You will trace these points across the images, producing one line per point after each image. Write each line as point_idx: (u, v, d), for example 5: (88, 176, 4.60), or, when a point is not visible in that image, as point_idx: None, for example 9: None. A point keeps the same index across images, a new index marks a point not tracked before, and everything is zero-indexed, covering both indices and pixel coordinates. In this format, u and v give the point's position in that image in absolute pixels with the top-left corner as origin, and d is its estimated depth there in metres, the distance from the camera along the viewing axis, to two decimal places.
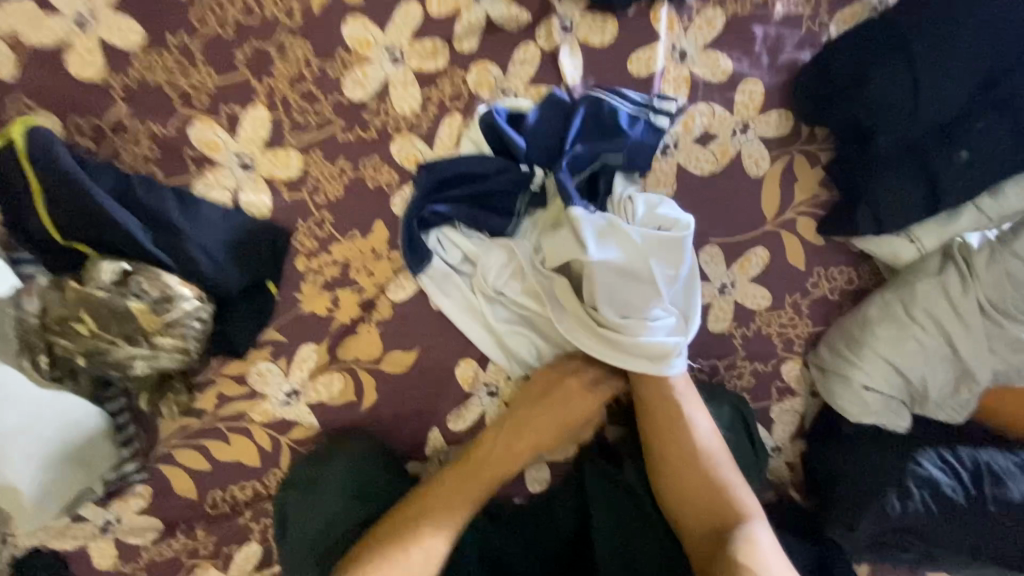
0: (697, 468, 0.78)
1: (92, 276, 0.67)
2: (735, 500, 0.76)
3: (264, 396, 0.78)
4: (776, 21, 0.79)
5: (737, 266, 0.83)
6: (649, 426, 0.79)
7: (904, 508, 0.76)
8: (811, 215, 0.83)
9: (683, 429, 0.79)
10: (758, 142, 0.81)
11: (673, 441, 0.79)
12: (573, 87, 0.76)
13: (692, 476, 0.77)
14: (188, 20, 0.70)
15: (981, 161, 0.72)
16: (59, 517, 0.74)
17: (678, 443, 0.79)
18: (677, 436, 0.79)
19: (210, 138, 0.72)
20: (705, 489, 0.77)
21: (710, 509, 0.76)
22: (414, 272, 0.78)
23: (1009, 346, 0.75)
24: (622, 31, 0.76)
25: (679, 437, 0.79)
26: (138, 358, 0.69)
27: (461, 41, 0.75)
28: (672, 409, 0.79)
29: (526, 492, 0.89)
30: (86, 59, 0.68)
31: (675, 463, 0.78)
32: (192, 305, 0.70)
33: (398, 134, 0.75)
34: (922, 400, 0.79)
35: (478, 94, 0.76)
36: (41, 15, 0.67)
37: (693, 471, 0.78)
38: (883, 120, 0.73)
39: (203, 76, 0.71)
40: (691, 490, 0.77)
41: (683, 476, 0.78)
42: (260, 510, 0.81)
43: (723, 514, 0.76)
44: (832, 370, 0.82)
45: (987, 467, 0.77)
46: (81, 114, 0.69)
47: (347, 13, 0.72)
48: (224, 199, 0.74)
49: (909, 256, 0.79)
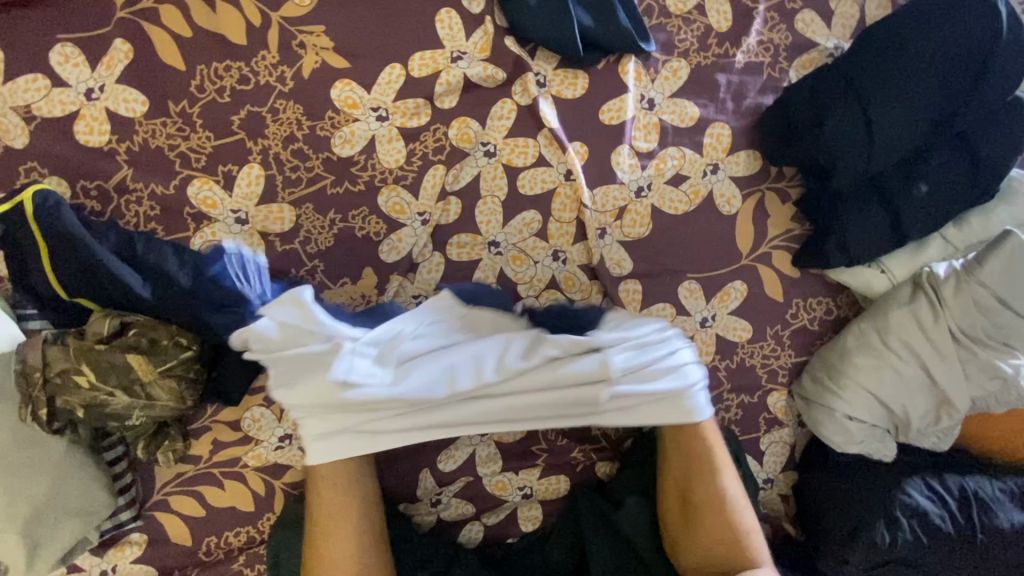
0: (718, 516, 0.79)
1: (92, 330, 0.70)
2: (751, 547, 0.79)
3: (257, 441, 0.81)
4: (738, 69, 0.83)
5: (716, 300, 0.86)
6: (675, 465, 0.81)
7: (893, 539, 0.75)
8: (784, 248, 0.86)
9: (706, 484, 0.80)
10: (729, 182, 0.84)
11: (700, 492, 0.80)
12: (549, 137, 0.81)
13: (718, 523, 0.79)
14: (188, 89, 0.75)
15: (940, 193, 0.76)
16: (54, 568, 0.74)
17: (700, 486, 0.80)
18: (697, 487, 0.80)
19: (208, 195, 0.77)
20: (724, 537, 0.79)
21: (724, 554, 0.79)
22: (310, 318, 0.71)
23: (985, 373, 0.75)
24: (593, 85, 0.81)
25: (701, 486, 0.80)
26: (135, 409, 0.71)
27: (442, 99, 0.80)
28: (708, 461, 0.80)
29: (519, 531, 0.90)
30: (94, 128, 0.74)
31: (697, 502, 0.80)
32: (186, 354, 0.73)
33: (384, 186, 0.80)
34: (904, 427, 0.80)
35: (460, 147, 0.80)
36: (51, 89, 0.72)
37: (714, 519, 0.79)
38: (842, 159, 0.76)
39: (202, 139, 0.76)
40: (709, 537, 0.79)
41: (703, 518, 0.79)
42: (253, 556, 0.84)
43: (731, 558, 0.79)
44: (815, 400, 0.83)
45: (974, 494, 0.76)
46: (88, 178, 0.74)
47: (335, 77, 0.77)
48: (220, 252, 0.78)
49: (882, 287, 0.81)
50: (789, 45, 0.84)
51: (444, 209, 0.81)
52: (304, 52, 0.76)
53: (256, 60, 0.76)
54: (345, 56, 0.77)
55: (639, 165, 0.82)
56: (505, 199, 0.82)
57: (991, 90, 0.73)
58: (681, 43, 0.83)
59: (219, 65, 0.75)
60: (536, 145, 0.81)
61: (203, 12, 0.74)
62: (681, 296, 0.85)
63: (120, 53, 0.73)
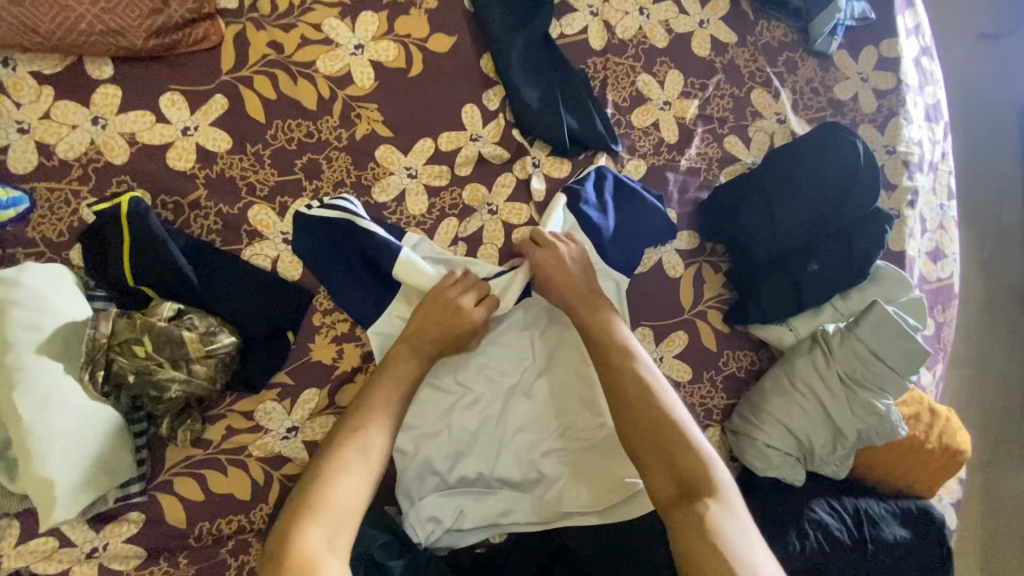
0: (652, 414, 0.83)
1: (155, 312, 0.84)
2: (690, 459, 0.78)
3: (267, 430, 0.92)
4: (682, 170, 1.10)
5: (663, 345, 1.05)
6: (657, 458, 0.80)
7: (803, 545, 0.90)
8: (717, 308, 1.08)
9: (665, 417, 0.82)
10: (674, 252, 1.08)
11: (630, 386, 0.85)
12: (539, 206, 1.04)
13: (658, 446, 0.80)
14: (264, 136, 0.96)
15: (827, 272, 1.03)
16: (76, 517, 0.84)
17: (624, 381, 0.86)
18: (625, 383, 0.86)
19: (264, 218, 0.95)
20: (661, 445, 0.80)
21: (667, 458, 0.79)
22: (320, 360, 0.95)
23: (865, 408, 0.96)
24: (575, 171, 1.07)
25: (634, 386, 0.85)
26: (175, 381, 0.83)
27: (460, 167, 1.03)
28: (673, 437, 0.80)
29: (488, 542, 1.00)
30: (183, 156, 0.93)
31: (655, 444, 0.81)
32: (229, 340, 0.87)
33: (407, 228, 1.00)
34: (811, 456, 0.99)
35: (470, 205, 1.03)
36: (155, 123, 0.92)
37: (668, 449, 0.80)
38: (753, 239, 1.04)
39: (267, 175, 0.96)
40: (669, 439, 0.80)
41: (639, 424, 0.83)
42: (240, 545, 0.90)
43: (688, 472, 0.77)
44: (741, 432, 1.01)
45: (864, 512, 0.95)
46: (169, 193, 0.92)
47: (380, 141, 1.00)
48: (264, 263, 0.94)
49: (789, 340, 1.05)
50: (720, 157, 1.12)
51: (452, 251, 1.01)
52: (359, 121, 1.00)
53: (321, 123, 0.98)
54: (390, 128, 1.01)
55: None
56: (502, 247, 1.03)
57: (857, 201, 1.02)
58: (641, 147, 1.10)
59: (292, 122, 0.97)
60: (528, 209, 1.04)
61: (287, 83, 0.97)
62: (636, 339, 1.04)
63: (216, 105, 0.95)
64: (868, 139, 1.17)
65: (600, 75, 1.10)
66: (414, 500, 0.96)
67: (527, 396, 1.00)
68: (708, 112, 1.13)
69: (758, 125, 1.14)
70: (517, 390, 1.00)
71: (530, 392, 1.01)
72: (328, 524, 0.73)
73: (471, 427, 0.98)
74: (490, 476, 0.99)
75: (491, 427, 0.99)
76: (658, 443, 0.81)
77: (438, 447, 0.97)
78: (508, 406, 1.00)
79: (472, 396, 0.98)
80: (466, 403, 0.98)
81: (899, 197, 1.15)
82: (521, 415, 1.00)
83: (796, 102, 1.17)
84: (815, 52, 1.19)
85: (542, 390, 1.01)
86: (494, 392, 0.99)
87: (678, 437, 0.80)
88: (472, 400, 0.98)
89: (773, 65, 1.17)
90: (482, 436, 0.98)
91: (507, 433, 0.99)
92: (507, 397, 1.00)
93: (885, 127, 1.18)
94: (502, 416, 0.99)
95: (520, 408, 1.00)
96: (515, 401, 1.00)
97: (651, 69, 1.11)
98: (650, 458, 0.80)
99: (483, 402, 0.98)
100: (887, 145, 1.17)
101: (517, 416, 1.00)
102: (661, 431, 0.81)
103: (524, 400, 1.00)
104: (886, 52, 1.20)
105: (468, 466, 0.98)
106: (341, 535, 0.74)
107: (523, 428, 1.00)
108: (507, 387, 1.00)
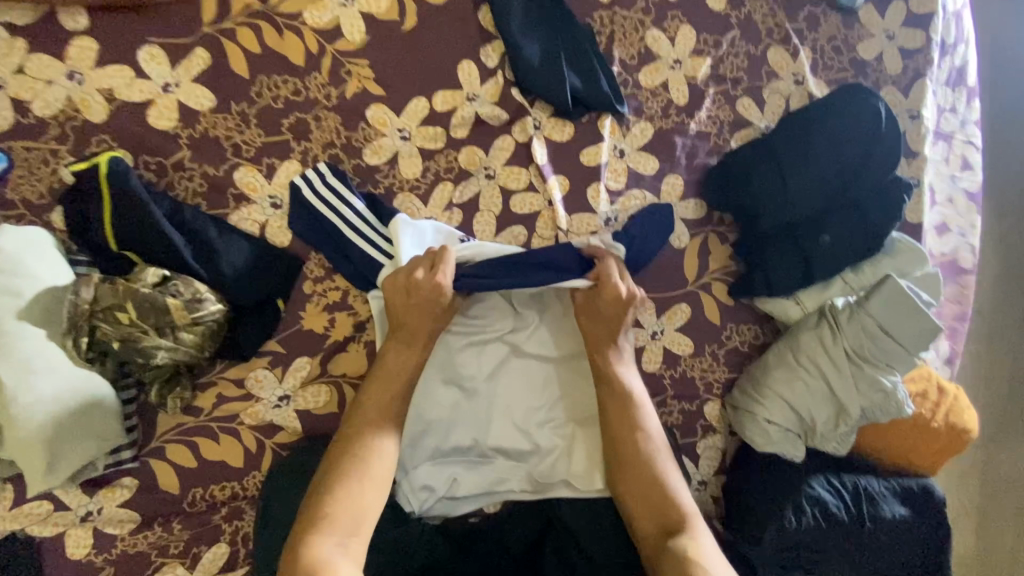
0: (646, 469, 0.88)
1: (139, 277, 0.82)
2: (674, 503, 0.86)
3: (258, 399, 0.90)
4: (691, 135, 1.05)
5: (665, 317, 1.02)
6: (638, 500, 0.87)
7: (797, 520, 0.91)
8: (722, 280, 1.04)
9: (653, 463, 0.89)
10: (679, 222, 1.04)
11: (628, 438, 0.90)
12: (539, 170, 0.99)
13: (644, 488, 0.87)
14: (249, 94, 0.91)
15: (840, 243, 0.98)
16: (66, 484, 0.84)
17: (623, 432, 0.91)
18: (628, 434, 0.90)
19: (251, 181, 0.91)
20: (648, 486, 0.87)
21: (652, 502, 0.86)
22: (312, 328, 0.92)
23: (871, 386, 0.93)
24: (578, 133, 1.01)
25: (631, 431, 0.91)
26: (161, 349, 0.81)
27: (456, 130, 0.98)
28: (658, 482, 0.87)
29: (482, 512, 1.00)
30: (164, 114, 0.89)
31: (642, 486, 0.88)
32: (216, 308, 0.84)
33: (400, 193, 0.96)
34: (812, 433, 0.97)
35: (466, 169, 0.98)
36: (134, 78, 0.88)
37: (652, 493, 0.87)
38: (765, 211, 0.98)
39: (253, 135, 0.91)
40: (654, 482, 0.87)
41: (636, 476, 0.88)
42: (234, 511, 0.90)
43: (671, 523, 0.84)
44: (742, 407, 0.98)
45: (865, 490, 0.94)
46: (151, 153, 0.88)
47: (372, 101, 0.95)
48: (252, 229, 0.91)
49: (797, 315, 1.01)
50: (731, 121, 1.06)
51: (448, 217, 0.97)
52: (349, 79, 0.94)
53: (309, 80, 0.93)
54: (381, 86, 0.95)
55: (610, 201, 1.01)
56: (499, 214, 0.99)
57: (876, 169, 0.96)
58: (648, 110, 1.04)
59: (278, 78, 0.92)
60: (528, 173, 0.99)
61: (272, 36, 0.92)
62: (637, 311, 1.01)
63: (198, 60, 0.89)
64: (891, 103, 1.10)
65: (606, 30, 1.03)
66: (407, 470, 0.95)
67: (522, 368, 0.98)
68: (720, 72, 1.06)
69: (774, 87, 1.07)
70: (514, 360, 0.98)
71: (527, 364, 0.99)
72: (340, 531, 0.77)
73: (468, 396, 0.97)
74: (484, 445, 0.97)
75: (486, 397, 0.97)
76: (643, 486, 0.88)
77: (434, 418, 0.95)
78: (504, 377, 0.98)
79: (468, 365, 0.96)
80: (461, 373, 0.96)
81: (920, 166, 1.09)
82: (518, 385, 0.98)
83: (815, 61, 1.10)
84: (840, 6, 1.10)
85: (538, 362, 0.99)
86: (489, 361, 0.97)
87: (665, 484, 0.87)
88: (468, 370, 0.96)
89: (793, 21, 1.09)
90: (476, 407, 0.97)
91: (503, 403, 0.97)
92: (504, 367, 0.98)
93: (909, 90, 1.10)
94: (497, 387, 0.98)
95: (515, 378, 0.98)
96: (514, 374, 0.98)
97: (661, 24, 1.04)
98: (632, 498, 0.88)
99: (478, 370, 0.96)
100: (910, 109, 1.10)
101: (513, 387, 0.98)
102: (648, 476, 0.88)
103: (520, 372, 0.98)
104: (915, 8, 1.12)
105: (462, 437, 0.97)
106: (352, 542, 0.77)
107: (521, 400, 0.98)
108: (501, 357, 0.98)
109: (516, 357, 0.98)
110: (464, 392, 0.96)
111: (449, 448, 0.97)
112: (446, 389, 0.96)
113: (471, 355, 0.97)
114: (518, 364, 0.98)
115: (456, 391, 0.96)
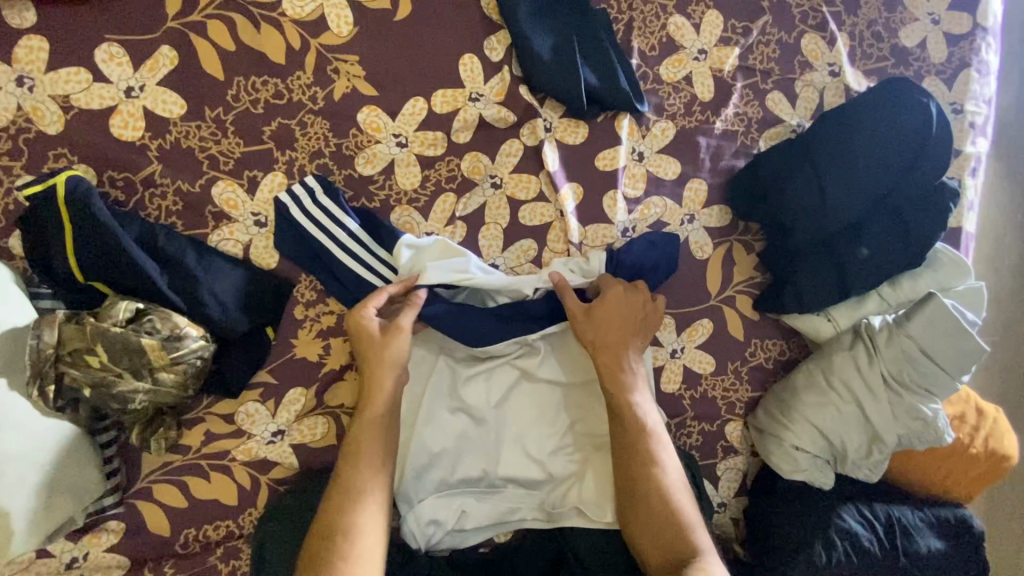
0: (658, 501, 0.80)
1: (108, 313, 0.74)
2: (686, 537, 0.78)
3: (250, 435, 0.84)
4: (716, 134, 0.95)
5: (685, 334, 0.94)
6: (647, 532, 0.80)
7: (829, 557, 0.85)
8: (746, 293, 0.96)
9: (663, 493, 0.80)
10: (702, 230, 0.95)
11: (637, 466, 0.82)
12: (549, 177, 0.90)
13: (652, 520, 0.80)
14: (225, 98, 0.81)
15: (880, 256, 0.89)
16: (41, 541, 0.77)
17: (633, 460, 0.82)
18: (637, 459, 0.82)
19: (231, 197, 0.82)
20: (659, 519, 0.79)
21: (662, 535, 0.79)
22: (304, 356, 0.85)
23: (909, 414, 0.87)
24: (592, 135, 0.91)
25: (641, 458, 0.82)
26: (139, 392, 0.74)
27: (458, 134, 0.88)
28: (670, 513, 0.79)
29: (492, 541, 0.95)
30: (129, 123, 0.78)
31: (652, 518, 0.80)
32: (198, 343, 0.77)
33: (398, 206, 0.87)
34: (843, 459, 0.91)
35: (470, 178, 0.89)
36: (92, 83, 0.77)
37: (662, 526, 0.79)
38: (800, 221, 0.89)
39: (232, 145, 0.81)
40: (665, 514, 0.79)
41: (643, 505, 0.81)
42: (229, 551, 0.84)
43: (680, 556, 0.77)
44: (768, 431, 0.92)
45: (898, 522, 0.89)
46: (117, 169, 0.79)
47: (363, 103, 0.84)
48: (235, 250, 0.82)
49: (829, 333, 0.93)
50: (761, 118, 0.96)
51: (450, 232, 0.88)
52: (337, 78, 0.84)
53: (292, 80, 0.82)
54: (373, 86, 0.85)
55: (627, 209, 0.92)
56: (507, 227, 0.90)
57: (923, 174, 0.87)
58: (670, 107, 0.94)
59: (257, 79, 0.81)
60: (538, 181, 0.90)
61: (247, 30, 0.81)
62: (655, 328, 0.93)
63: (165, 59, 0.79)
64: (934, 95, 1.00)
65: (624, 17, 0.92)
66: (413, 504, 0.89)
67: (534, 393, 0.92)
68: (749, 63, 0.96)
69: (807, 79, 0.97)
70: (525, 386, 0.92)
71: (539, 389, 0.92)
72: None
73: (475, 424, 0.90)
74: (495, 475, 0.91)
75: (496, 425, 0.91)
76: (653, 519, 0.80)
77: (441, 449, 0.89)
78: (516, 404, 0.91)
79: (476, 392, 0.90)
80: (470, 400, 0.89)
81: (962, 165, 1.00)
82: (530, 412, 0.92)
83: (853, 49, 0.99)
84: None
85: (550, 386, 0.92)
86: (499, 387, 0.90)
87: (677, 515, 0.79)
88: (477, 398, 0.90)
89: (829, 3, 0.98)
90: (486, 436, 0.91)
91: (514, 431, 0.91)
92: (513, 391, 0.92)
93: (953, 81, 1.00)
94: (509, 415, 0.91)
95: (527, 405, 0.92)
96: (525, 398, 0.92)
97: (684, 10, 0.93)
98: (642, 530, 0.80)
99: (488, 397, 0.90)
100: (955, 102, 1.00)
101: (525, 413, 0.92)
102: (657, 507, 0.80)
103: (532, 397, 0.92)
104: None
105: (472, 468, 0.90)
106: None
107: (533, 427, 0.92)
108: (513, 382, 0.91)
109: (529, 382, 0.92)
110: (472, 420, 0.90)
111: (456, 480, 0.90)
112: (454, 417, 0.90)
113: (481, 381, 0.90)
114: (530, 389, 0.92)
115: (465, 419, 0.90)
